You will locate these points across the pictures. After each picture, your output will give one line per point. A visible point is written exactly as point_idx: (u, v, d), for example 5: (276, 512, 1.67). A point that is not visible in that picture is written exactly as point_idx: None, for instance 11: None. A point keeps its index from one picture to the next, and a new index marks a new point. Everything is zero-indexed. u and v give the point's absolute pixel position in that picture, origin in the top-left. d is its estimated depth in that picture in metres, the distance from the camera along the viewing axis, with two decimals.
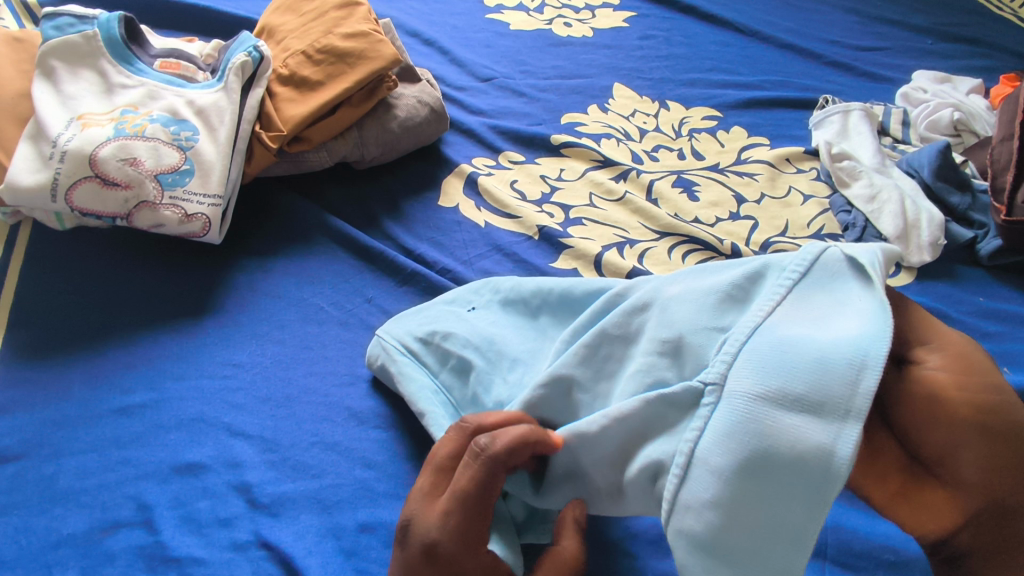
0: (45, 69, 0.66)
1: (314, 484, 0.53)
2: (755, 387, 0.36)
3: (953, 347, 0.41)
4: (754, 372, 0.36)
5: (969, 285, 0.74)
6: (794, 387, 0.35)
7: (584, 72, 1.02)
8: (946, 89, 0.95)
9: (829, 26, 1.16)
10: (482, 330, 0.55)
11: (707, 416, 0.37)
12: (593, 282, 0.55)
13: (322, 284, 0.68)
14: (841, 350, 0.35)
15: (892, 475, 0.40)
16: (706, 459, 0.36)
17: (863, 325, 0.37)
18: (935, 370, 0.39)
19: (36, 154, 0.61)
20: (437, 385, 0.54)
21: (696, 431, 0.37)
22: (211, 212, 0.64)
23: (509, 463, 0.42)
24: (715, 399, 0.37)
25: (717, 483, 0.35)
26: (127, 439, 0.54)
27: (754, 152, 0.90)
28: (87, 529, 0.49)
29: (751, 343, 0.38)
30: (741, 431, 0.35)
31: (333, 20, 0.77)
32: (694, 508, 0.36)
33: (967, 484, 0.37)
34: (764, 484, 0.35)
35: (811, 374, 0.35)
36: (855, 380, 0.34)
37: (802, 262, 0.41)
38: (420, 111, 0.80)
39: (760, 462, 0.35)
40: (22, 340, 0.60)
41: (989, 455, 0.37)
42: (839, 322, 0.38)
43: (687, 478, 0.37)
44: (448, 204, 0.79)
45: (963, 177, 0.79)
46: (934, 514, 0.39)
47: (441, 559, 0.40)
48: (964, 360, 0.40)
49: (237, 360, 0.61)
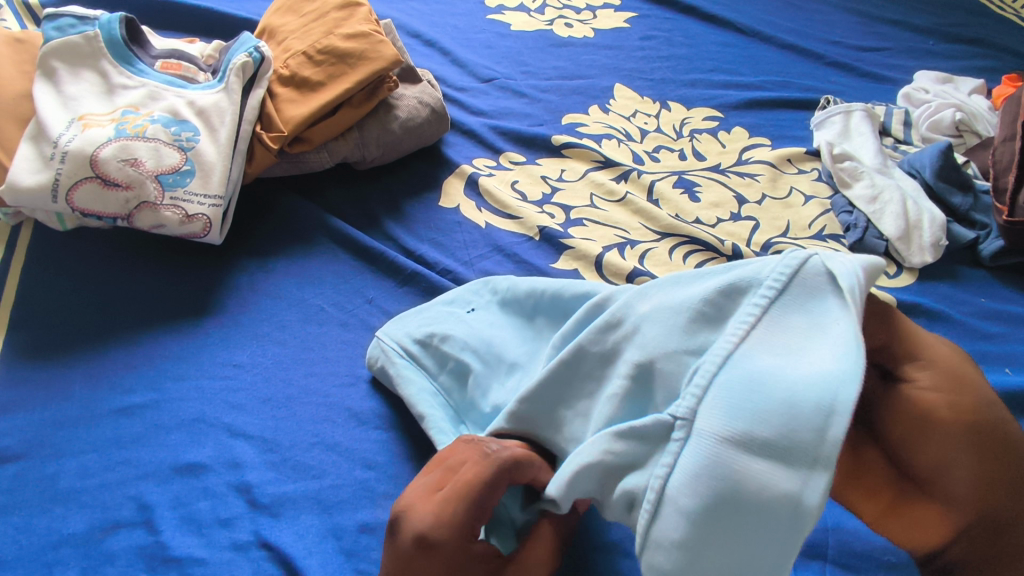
0: (46, 70, 0.66)
1: (314, 484, 0.53)
2: (722, 430, 0.35)
3: (943, 363, 0.39)
4: (725, 416, 0.35)
5: (972, 286, 0.74)
6: (761, 432, 0.34)
7: (585, 73, 1.02)
8: (948, 90, 0.95)
9: (830, 26, 1.16)
10: (479, 333, 0.55)
11: (676, 453, 0.36)
12: (581, 284, 0.54)
13: (322, 284, 0.68)
14: (809, 392, 0.34)
15: (883, 492, 0.41)
16: (675, 498, 0.35)
17: (837, 362, 0.35)
18: (924, 392, 0.38)
19: (38, 155, 0.61)
20: (435, 388, 0.54)
21: (665, 468, 0.36)
22: (211, 213, 0.64)
23: (513, 475, 0.43)
24: (684, 435, 0.36)
25: (684, 524, 0.35)
26: (127, 439, 0.54)
27: (755, 153, 0.90)
28: (87, 529, 0.49)
29: (720, 378, 0.36)
30: (708, 474, 0.34)
31: (334, 21, 0.77)
32: (664, 545, 0.36)
33: (958, 502, 0.37)
34: (730, 526, 0.34)
35: (780, 419, 0.34)
36: (822, 428, 0.33)
37: (779, 276, 0.38)
38: (421, 112, 0.80)
39: (725, 505, 0.34)
40: (23, 340, 0.60)
41: (982, 472, 0.36)
42: (811, 356, 0.36)
43: (657, 514, 0.36)
44: (449, 204, 0.79)
45: (965, 178, 0.79)
46: (925, 530, 0.39)
47: (433, 548, 0.39)
48: (954, 378, 0.38)
49: (238, 361, 0.61)
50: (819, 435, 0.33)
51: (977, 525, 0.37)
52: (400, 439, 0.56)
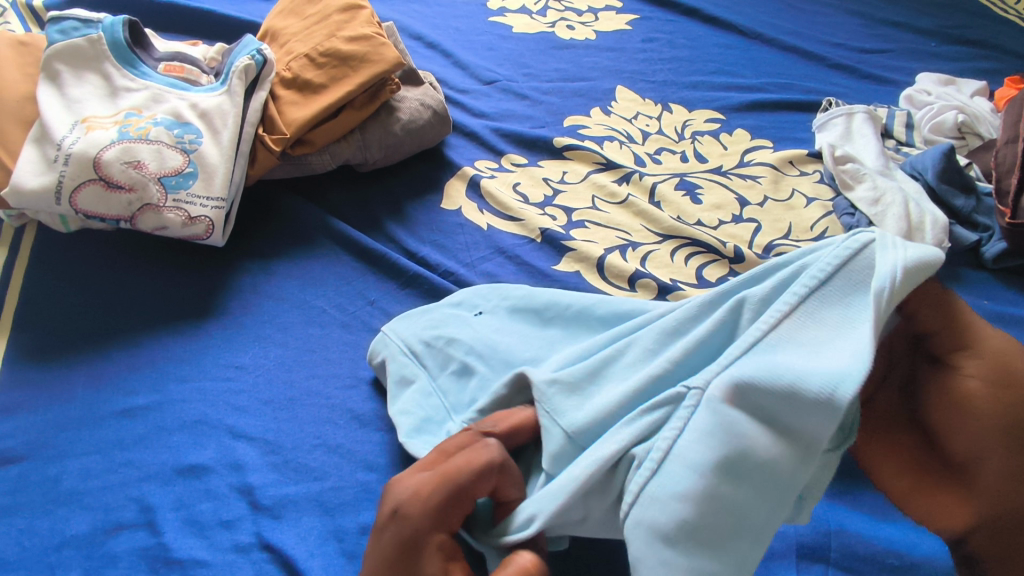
0: (51, 72, 0.66)
1: (316, 486, 0.53)
2: (734, 400, 0.37)
3: (995, 353, 0.40)
4: (744, 384, 0.36)
5: (974, 288, 0.74)
6: (766, 406, 0.37)
7: (587, 75, 1.02)
8: (951, 92, 0.95)
9: (833, 28, 1.16)
10: (486, 337, 0.55)
11: (688, 417, 0.38)
12: (614, 302, 0.54)
13: (324, 286, 0.68)
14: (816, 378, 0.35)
15: (910, 471, 0.42)
16: (683, 456, 0.37)
17: (850, 356, 0.36)
18: (970, 380, 0.39)
19: (41, 157, 0.61)
20: (433, 388, 0.54)
21: (675, 430, 0.38)
22: (214, 215, 0.64)
23: (503, 472, 0.42)
24: (697, 402, 0.38)
25: (690, 479, 0.36)
26: (130, 441, 0.54)
27: (757, 155, 0.90)
28: (90, 530, 0.50)
29: (744, 358, 0.38)
30: (716, 438, 0.36)
31: (336, 24, 0.77)
32: (660, 500, 0.36)
33: (984, 490, 0.39)
34: (728, 487, 0.36)
35: (785, 399, 0.36)
36: (823, 415, 0.35)
37: (829, 262, 0.39)
38: (423, 114, 0.80)
39: (725, 467, 0.36)
40: (26, 342, 0.60)
41: (1013, 466, 0.38)
42: (831, 349, 0.37)
43: (658, 473, 0.37)
44: (451, 206, 0.79)
45: (968, 180, 0.78)
46: (946, 513, 0.40)
47: (404, 521, 0.39)
48: (1005, 370, 0.39)
49: (240, 363, 0.61)
50: (829, 422, 0.35)
51: (1000, 516, 0.39)
52: (403, 440, 0.56)
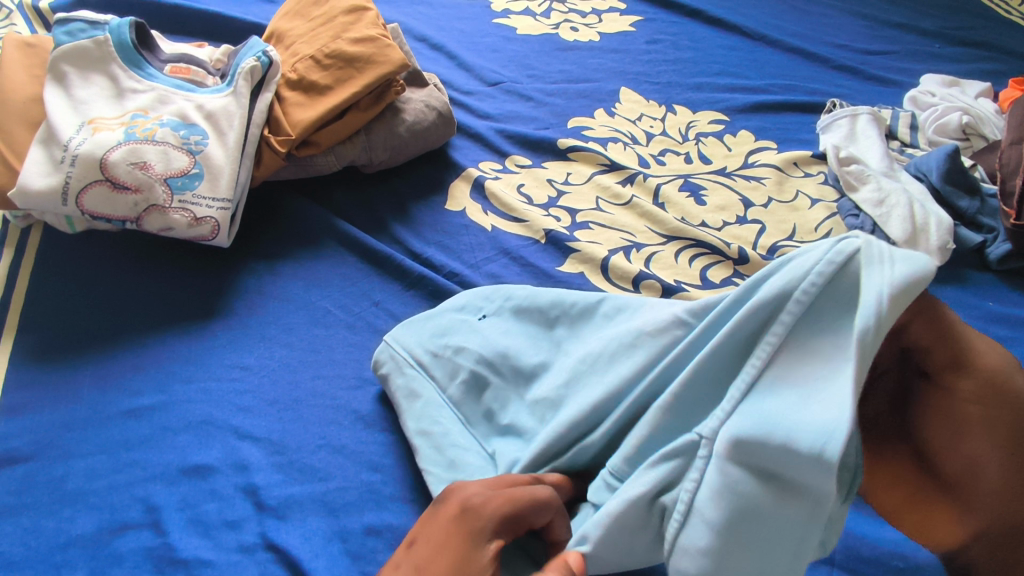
0: (57, 74, 0.66)
1: (321, 487, 0.53)
2: (734, 454, 0.35)
3: (986, 371, 0.39)
4: (739, 437, 0.35)
5: (979, 289, 0.74)
6: (767, 463, 0.35)
7: (591, 76, 1.02)
8: (955, 93, 0.95)
9: (837, 30, 1.16)
10: (495, 342, 0.55)
11: (702, 470, 0.37)
12: (621, 301, 0.54)
13: (329, 287, 0.68)
14: (805, 434, 0.34)
15: (903, 485, 0.43)
16: (702, 510, 0.36)
17: (841, 403, 0.33)
18: (960, 400, 0.39)
19: (48, 158, 0.62)
20: (444, 399, 0.54)
21: (693, 483, 0.37)
22: (220, 216, 0.64)
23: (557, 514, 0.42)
24: (709, 453, 0.37)
25: (709, 535, 0.36)
26: (135, 441, 0.55)
27: (761, 156, 0.90)
28: (96, 530, 0.50)
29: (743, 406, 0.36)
30: (727, 492, 0.36)
31: (342, 25, 0.78)
32: (690, 553, 0.37)
33: (977, 505, 0.39)
34: (749, 538, 0.36)
35: (780, 455, 0.34)
36: (822, 469, 0.33)
37: (813, 287, 0.37)
38: (428, 115, 0.80)
39: (743, 520, 0.36)
40: (32, 342, 0.60)
41: (1003, 480, 0.38)
42: (821, 392, 0.35)
43: (687, 522, 0.37)
44: (455, 207, 0.79)
45: (972, 182, 0.79)
46: (943, 524, 0.42)
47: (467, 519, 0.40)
48: (994, 388, 0.39)
49: (246, 363, 0.61)
50: (831, 476, 0.33)
51: (998, 528, 0.39)
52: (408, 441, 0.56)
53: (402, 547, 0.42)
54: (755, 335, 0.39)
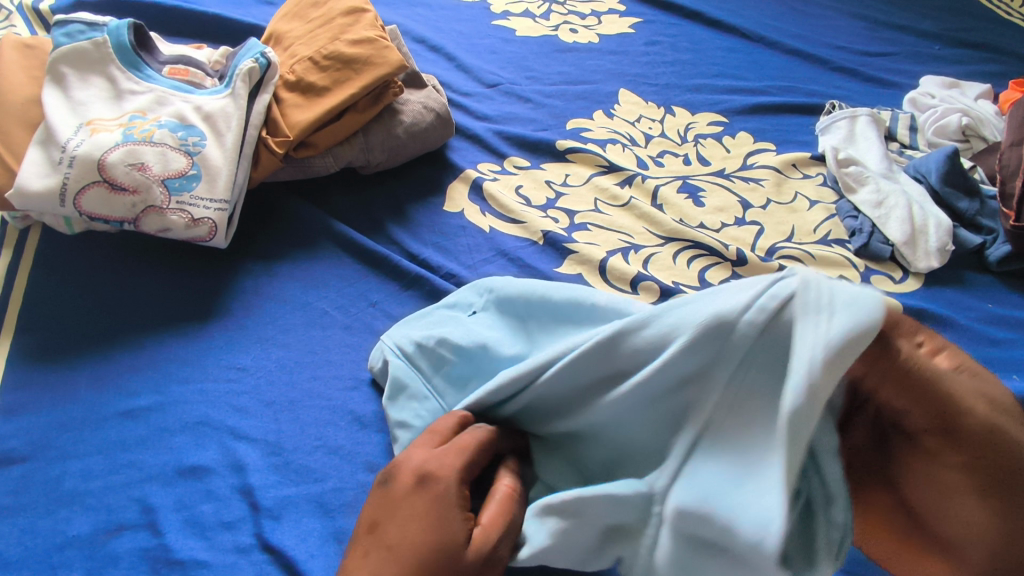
0: (56, 75, 0.67)
1: (317, 488, 0.53)
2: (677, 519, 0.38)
3: (975, 430, 0.36)
4: (681, 509, 0.38)
5: (978, 291, 0.74)
6: (709, 534, 0.37)
7: (590, 78, 1.02)
8: (955, 95, 0.95)
9: (837, 31, 1.16)
10: (477, 334, 0.55)
11: (657, 528, 0.40)
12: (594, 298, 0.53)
13: (327, 288, 0.68)
14: (742, 523, 0.34)
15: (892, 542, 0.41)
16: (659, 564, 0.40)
17: (773, 490, 0.34)
18: (947, 461, 0.37)
19: (46, 159, 0.62)
20: (427, 390, 0.54)
21: (650, 538, 0.40)
22: (217, 217, 0.64)
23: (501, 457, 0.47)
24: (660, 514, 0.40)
25: None
26: (132, 442, 0.55)
27: (760, 158, 0.90)
28: (92, 531, 0.50)
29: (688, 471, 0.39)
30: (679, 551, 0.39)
31: (340, 27, 0.78)
32: None
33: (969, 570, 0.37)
34: None
35: (718, 531, 0.36)
36: (756, 553, 0.34)
37: (736, 345, 0.38)
38: (426, 117, 0.81)
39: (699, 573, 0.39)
40: (30, 343, 0.60)
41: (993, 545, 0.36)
42: (759, 469, 0.35)
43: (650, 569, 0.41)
44: (453, 208, 0.79)
45: (971, 183, 0.79)
46: None
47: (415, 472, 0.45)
48: (985, 448, 0.36)
49: (243, 364, 0.61)
50: (770, 564, 0.34)
51: None
52: None
53: (364, 531, 0.45)
54: (696, 375, 0.40)
